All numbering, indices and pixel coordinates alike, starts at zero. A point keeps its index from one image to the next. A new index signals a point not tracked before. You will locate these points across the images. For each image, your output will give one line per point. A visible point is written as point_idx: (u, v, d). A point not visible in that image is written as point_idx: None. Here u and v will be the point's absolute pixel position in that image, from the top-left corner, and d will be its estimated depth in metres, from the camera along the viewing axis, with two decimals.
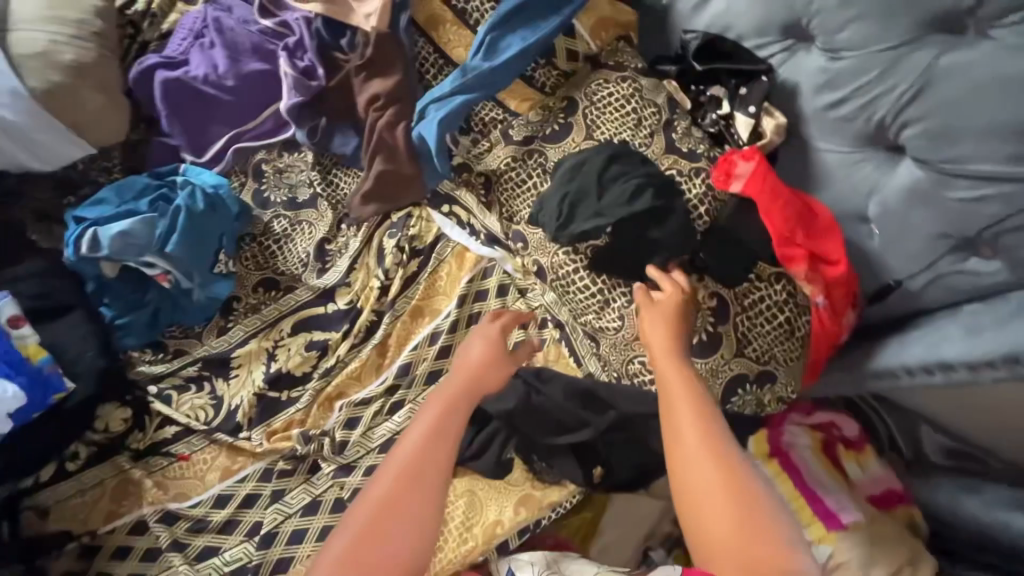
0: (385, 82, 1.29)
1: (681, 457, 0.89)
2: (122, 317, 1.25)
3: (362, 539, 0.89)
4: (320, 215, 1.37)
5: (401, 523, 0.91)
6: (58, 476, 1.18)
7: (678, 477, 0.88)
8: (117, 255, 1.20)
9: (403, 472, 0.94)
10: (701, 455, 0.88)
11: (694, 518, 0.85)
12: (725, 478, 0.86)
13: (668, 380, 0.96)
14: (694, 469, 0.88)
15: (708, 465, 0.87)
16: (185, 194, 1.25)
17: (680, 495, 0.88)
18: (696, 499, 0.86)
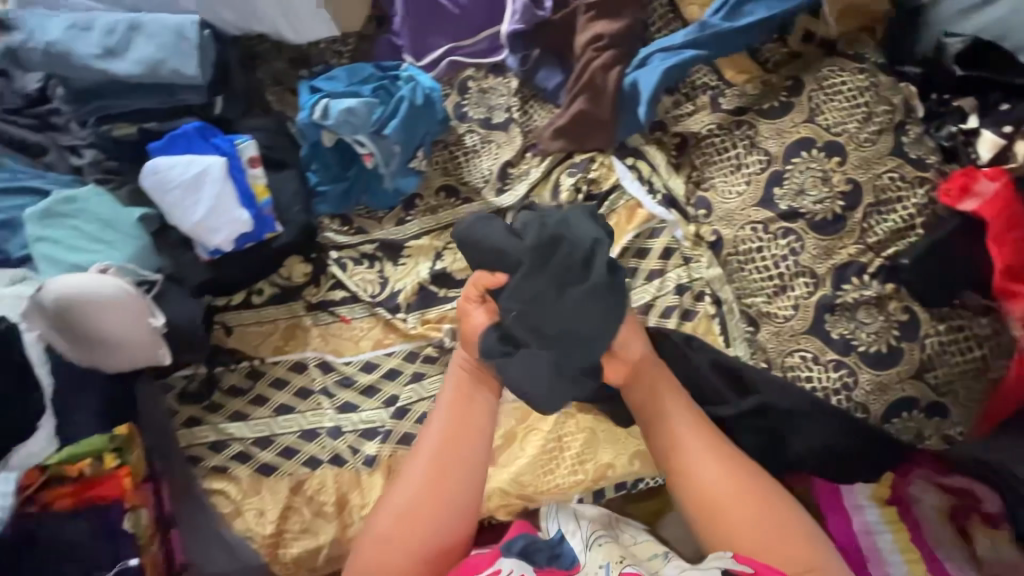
0: (612, 26, 1.32)
1: (686, 470, 0.99)
2: (324, 186, 1.36)
3: (423, 486, 0.98)
4: (510, 139, 1.43)
5: (453, 458, 1.00)
6: (244, 305, 1.34)
7: (692, 493, 0.98)
8: (338, 128, 1.31)
9: (450, 415, 1.03)
10: (701, 461, 0.99)
11: (724, 526, 0.94)
12: (733, 478, 0.97)
13: (659, 397, 1.05)
14: (701, 477, 0.98)
15: (713, 468, 0.98)
16: (408, 88, 1.34)
17: (697, 506, 0.97)
18: (715, 506, 0.96)
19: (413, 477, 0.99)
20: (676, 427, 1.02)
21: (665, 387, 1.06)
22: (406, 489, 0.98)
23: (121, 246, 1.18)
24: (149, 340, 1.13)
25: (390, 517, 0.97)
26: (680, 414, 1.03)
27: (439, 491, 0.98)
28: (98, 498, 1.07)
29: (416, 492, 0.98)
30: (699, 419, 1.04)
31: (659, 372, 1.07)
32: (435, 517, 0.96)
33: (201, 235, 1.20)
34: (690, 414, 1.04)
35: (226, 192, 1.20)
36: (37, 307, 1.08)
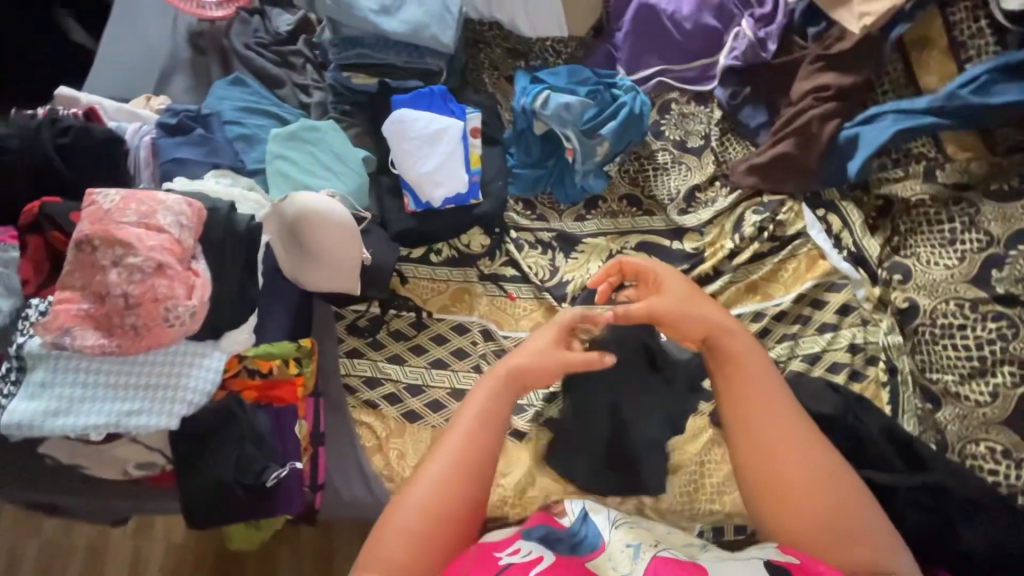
0: (839, 79, 1.34)
1: (761, 445, 0.92)
2: (521, 169, 1.44)
3: (452, 476, 0.91)
4: (701, 165, 1.46)
5: (487, 448, 0.94)
6: (422, 259, 1.40)
7: (758, 471, 0.92)
8: (552, 119, 1.38)
9: (480, 415, 0.96)
10: (777, 442, 0.92)
11: (781, 510, 0.89)
12: (809, 466, 0.90)
13: (744, 375, 0.96)
14: (771, 457, 0.91)
15: (789, 456, 0.91)
16: (628, 97, 1.41)
17: (763, 487, 0.91)
18: (778, 486, 0.90)
19: (448, 455, 0.93)
20: (756, 409, 0.94)
21: (749, 363, 0.98)
22: (433, 483, 0.90)
23: (345, 179, 1.29)
24: (354, 267, 1.21)
25: (416, 506, 0.89)
26: (765, 398, 0.95)
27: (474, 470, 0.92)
28: (277, 398, 1.15)
29: (445, 479, 0.90)
30: (788, 405, 0.96)
31: (750, 351, 0.99)
32: (465, 494, 0.91)
33: (424, 186, 1.29)
34: (777, 395, 0.96)
35: (455, 153, 1.30)
36: (275, 215, 1.19)
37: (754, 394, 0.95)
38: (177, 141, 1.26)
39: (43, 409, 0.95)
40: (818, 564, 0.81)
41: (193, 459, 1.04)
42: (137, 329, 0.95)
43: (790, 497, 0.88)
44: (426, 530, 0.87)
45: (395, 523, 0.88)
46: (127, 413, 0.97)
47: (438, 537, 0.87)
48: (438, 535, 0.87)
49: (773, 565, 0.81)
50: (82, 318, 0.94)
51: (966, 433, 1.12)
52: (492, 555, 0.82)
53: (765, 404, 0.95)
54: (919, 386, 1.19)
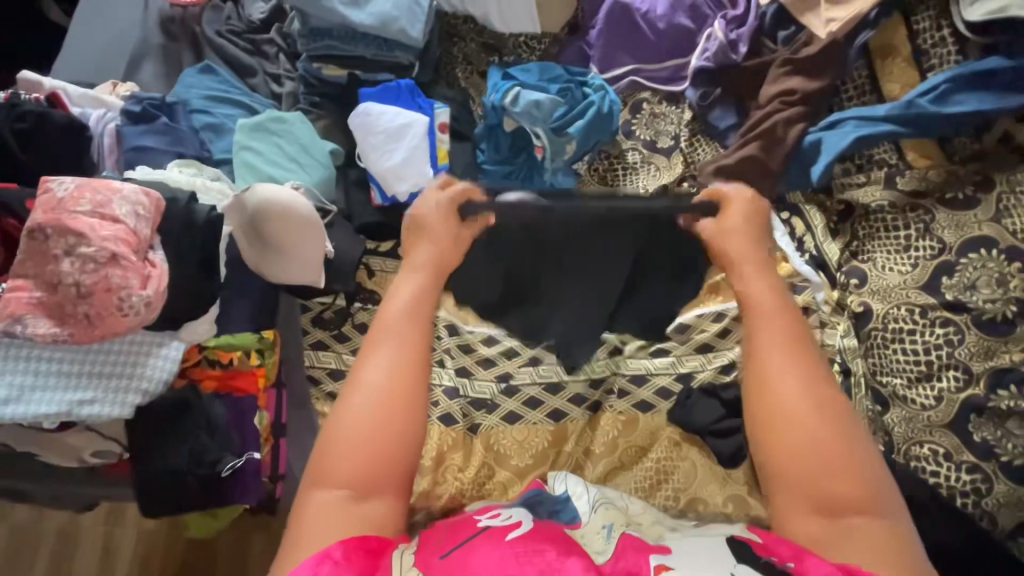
0: (806, 84, 1.34)
1: (763, 364, 0.75)
2: (490, 164, 1.44)
3: (379, 407, 0.74)
4: (670, 165, 1.47)
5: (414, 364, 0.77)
6: (389, 253, 1.39)
7: (757, 392, 0.74)
8: (521, 115, 1.39)
9: (402, 319, 0.79)
10: (777, 361, 0.74)
11: (773, 436, 0.72)
12: (812, 395, 0.72)
13: (753, 286, 0.81)
14: (771, 375, 0.74)
15: (790, 377, 0.73)
16: (598, 97, 1.41)
17: (759, 409, 0.74)
18: (773, 408, 0.72)
19: (383, 362, 0.76)
20: (763, 324, 0.77)
21: (758, 271, 0.82)
22: (366, 400, 0.74)
23: (310, 171, 1.29)
24: (316, 259, 1.21)
25: (362, 414, 0.73)
26: (776, 311, 0.77)
27: (408, 391, 0.75)
28: (237, 389, 1.16)
29: (375, 407, 0.74)
30: (796, 320, 0.77)
31: (762, 260, 0.83)
32: (416, 399, 0.76)
33: (388, 181, 1.27)
34: (787, 313, 0.78)
35: (421, 148, 1.28)
36: (236, 206, 1.19)
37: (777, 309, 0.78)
38: (141, 129, 1.25)
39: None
40: (782, 543, 0.68)
41: (146, 449, 1.04)
42: (89, 318, 0.95)
43: (784, 424, 0.71)
44: (371, 444, 0.73)
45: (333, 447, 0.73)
46: (80, 402, 0.97)
47: (384, 460, 0.73)
48: (382, 457, 0.73)
49: (735, 540, 0.69)
50: (34, 307, 0.94)
51: (912, 435, 1.14)
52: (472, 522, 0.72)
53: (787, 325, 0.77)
54: (870, 389, 1.21)
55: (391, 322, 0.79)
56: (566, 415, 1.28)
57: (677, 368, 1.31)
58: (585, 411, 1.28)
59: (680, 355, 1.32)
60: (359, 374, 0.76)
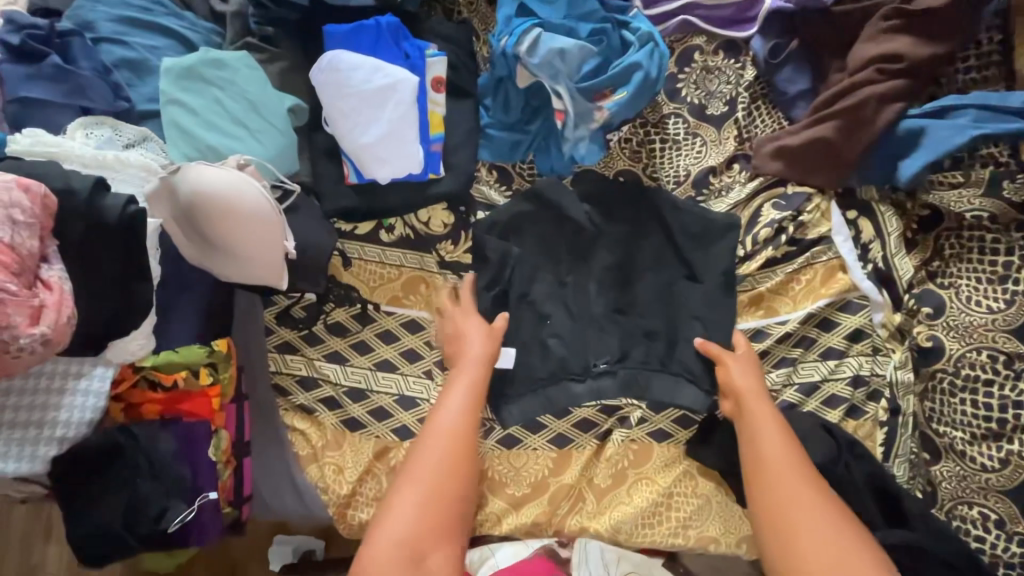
0: (915, 48, 1.04)
1: (774, 489, 0.88)
2: (496, 129, 1.13)
3: (421, 510, 0.85)
4: (720, 140, 1.19)
5: (458, 468, 0.90)
6: (369, 237, 1.16)
7: (765, 514, 0.88)
8: (541, 67, 1.05)
9: (449, 421, 0.93)
10: (787, 486, 0.88)
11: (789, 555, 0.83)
12: (826, 514, 0.85)
13: (758, 417, 0.96)
14: (784, 503, 0.87)
15: (812, 508, 0.85)
16: (643, 51, 1.08)
17: (774, 531, 0.86)
18: (789, 535, 0.84)
19: (432, 455, 0.89)
20: (773, 457, 0.91)
21: (765, 415, 0.96)
22: (422, 484, 0.87)
23: (264, 140, 0.98)
24: (278, 260, 0.95)
25: (394, 529, 0.84)
26: (775, 440, 0.92)
27: (461, 474, 0.90)
28: (186, 413, 0.96)
29: (441, 478, 0.88)
30: (798, 452, 0.92)
31: (761, 394, 0.99)
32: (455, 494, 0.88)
33: (363, 160, 0.98)
34: (796, 455, 0.91)
35: (408, 117, 0.98)
36: (164, 190, 0.91)
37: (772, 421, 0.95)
38: (27, 71, 0.93)
39: None
40: None
41: (75, 498, 0.88)
42: None
43: (805, 553, 0.82)
44: (431, 519, 0.85)
45: (385, 521, 0.85)
46: None
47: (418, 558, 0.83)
48: (433, 532, 0.85)
49: None
50: None
51: (960, 494, 1.02)
52: None
53: (783, 434, 0.94)
54: (920, 432, 1.08)
55: (442, 423, 0.93)
56: (573, 441, 1.14)
57: None
58: (593, 438, 1.14)
59: None
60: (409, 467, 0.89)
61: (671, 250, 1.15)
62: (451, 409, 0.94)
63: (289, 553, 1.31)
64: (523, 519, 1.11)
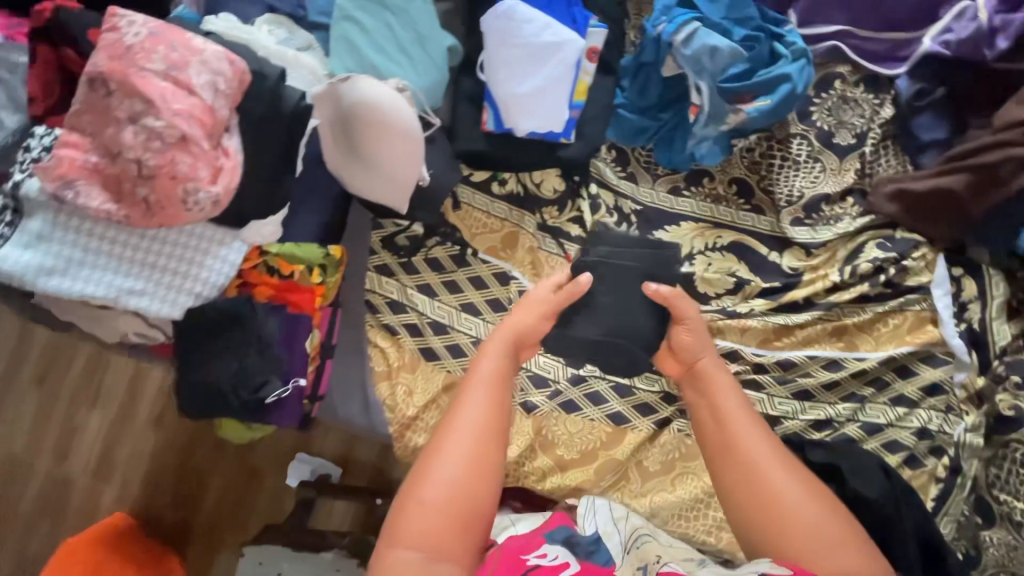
0: None
1: (747, 473, 0.83)
2: (627, 111, 1.18)
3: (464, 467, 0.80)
4: (840, 170, 1.20)
5: (491, 456, 0.82)
6: (484, 187, 1.23)
7: (740, 484, 0.83)
8: (690, 60, 1.09)
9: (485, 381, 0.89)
10: (743, 436, 0.86)
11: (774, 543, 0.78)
12: (780, 463, 0.83)
13: (716, 385, 0.93)
14: (763, 480, 0.81)
15: (759, 446, 0.84)
16: (795, 64, 1.10)
17: (749, 499, 0.81)
18: (752, 476, 0.82)
19: (478, 403, 0.86)
20: (735, 420, 0.88)
21: (730, 403, 0.90)
22: (462, 444, 0.82)
23: (421, 70, 1.04)
24: (407, 182, 1.00)
25: (446, 472, 0.79)
26: (747, 422, 0.87)
27: (494, 446, 0.83)
28: (291, 303, 1.03)
29: (472, 441, 0.82)
30: (756, 416, 0.89)
31: (721, 372, 0.95)
32: (489, 475, 0.81)
33: (507, 109, 1.03)
34: (767, 437, 0.86)
35: (561, 79, 1.03)
36: (329, 96, 0.98)
37: (735, 391, 0.93)
38: None
39: (35, 264, 0.81)
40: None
41: (191, 355, 0.96)
42: (148, 204, 0.80)
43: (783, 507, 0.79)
44: (462, 480, 0.79)
45: (431, 476, 0.79)
46: (128, 292, 0.86)
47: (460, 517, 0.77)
48: (459, 520, 0.77)
49: None
50: (88, 172, 0.79)
51: (1005, 561, 1.05)
52: (522, 556, 0.75)
53: (733, 395, 0.92)
54: (977, 496, 1.09)
55: (469, 410, 0.85)
56: (630, 421, 1.17)
57: (765, 407, 1.16)
58: (650, 423, 1.17)
59: (772, 396, 1.17)
60: (476, 366, 0.91)
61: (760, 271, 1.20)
62: (693, 347, 0.99)
63: (307, 471, 1.47)
64: (566, 481, 1.16)
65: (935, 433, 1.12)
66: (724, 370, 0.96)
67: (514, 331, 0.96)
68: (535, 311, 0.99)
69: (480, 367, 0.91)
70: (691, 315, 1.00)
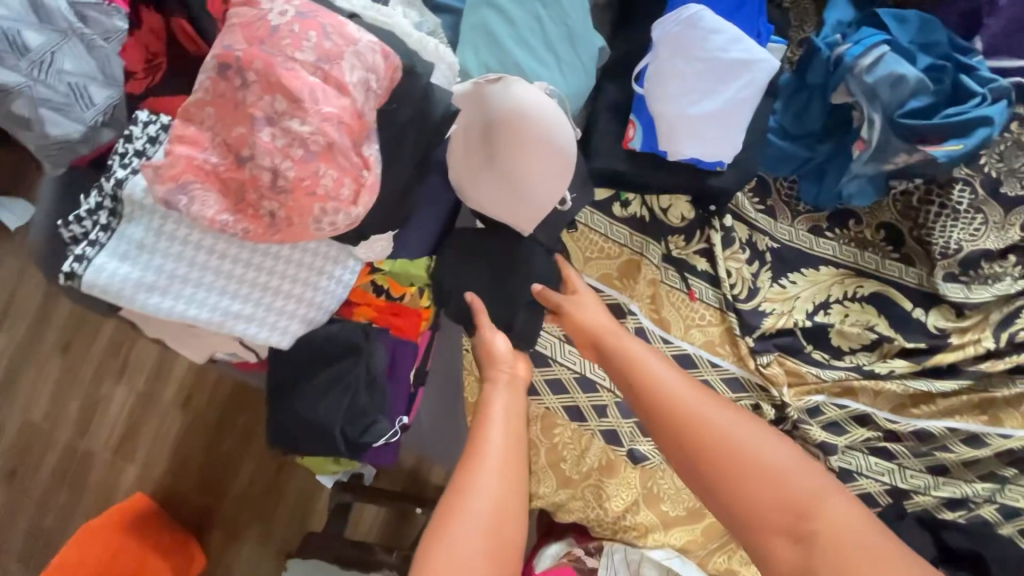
0: None
1: (683, 433, 0.68)
2: (777, 137, 1.05)
3: (495, 509, 0.66)
4: (1004, 224, 1.04)
5: (518, 499, 0.69)
6: (606, 208, 1.09)
7: (680, 453, 0.68)
8: (871, 89, 0.95)
9: (508, 430, 0.74)
10: (662, 394, 0.71)
11: (743, 509, 0.63)
12: (710, 409, 0.68)
13: (626, 345, 0.79)
14: (700, 432, 0.66)
15: (684, 393, 0.70)
16: (993, 108, 0.95)
17: (695, 468, 0.66)
18: (690, 441, 0.67)
19: (497, 440, 0.72)
20: (660, 374, 0.73)
21: (645, 356, 0.76)
22: (487, 489, 0.67)
23: (569, 76, 0.91)
24: (545, 207, 0.89)
25: (472, 520, 0.65)
26: (663, 367, 0.73)
27: (520, 484, 0.70)
28: (396, 327, 0.91)
29: (500, 484, 0.68)
30: (675, 366, 0.75)
31: (620, 330, 0.82)
32: (518, 520, 0.68)
33: (672, 126, 0.89)
34: (690, 380, 0.72)
35: (736, 102, 0.91)
36: (472, 98, 0.84)
37: (637, 343, 0.79)
38: None
39: (134, 278, 0.68)
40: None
41: (300, 384, 0.86)
42: (273, 219, 0.66)
43: (732, 462, 0.64)
44: (499, 520, 0.66)
45: (456, 521, 0.65)
46: (236, 316, 0.74)
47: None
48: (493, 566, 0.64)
49: None
50: (205, 175, 0.65)
51: None
52: None
53: (635, 341, 0.79)
54: None
55: (490, 452, 0.70)
56: None
57: (894, 478, 1.06)
58: None
59: (903, 467, 1.07)
60: (490, 406, 0.77)
61: (903, 329, 1.09)
62: (588, 317, 0.86)
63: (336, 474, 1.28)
64: (669, 541, 1.06)
65: None
66: (618, 325, 0.83)
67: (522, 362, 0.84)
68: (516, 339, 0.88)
69: (493, 411, 0.76)
70: (584, 296, 0.90)
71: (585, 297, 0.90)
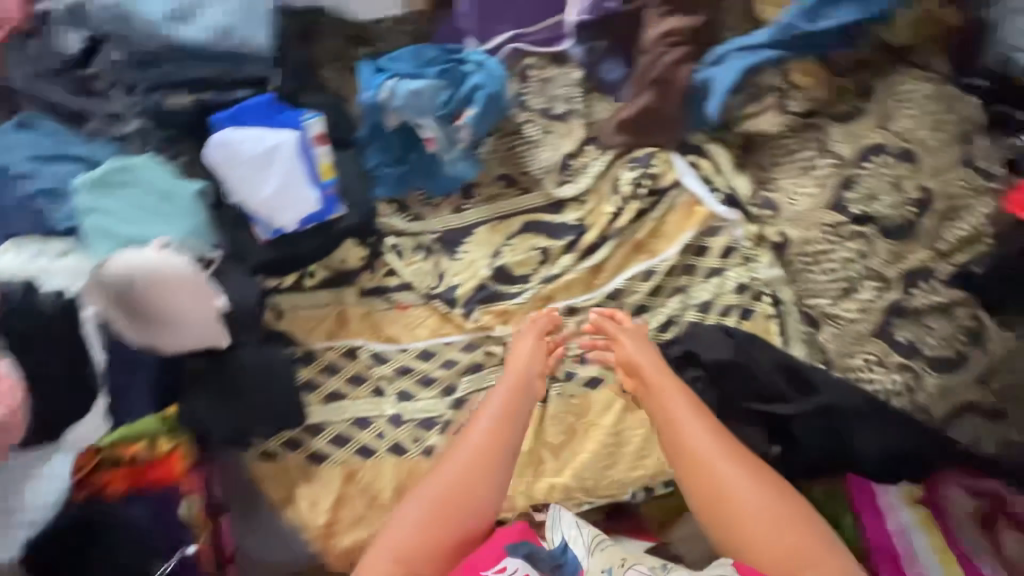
0: (685, 22, 1.35)
1: (711, 484, 0.99)
2: (382, 168, 1.34)
3: (438, 501, 0.98)
4: (570, 130, 1.42)
5: (478, 485, 1.00)
6: (296, 287, 1.28)
7: (707, 502, 0.98)
8: (403, 109, 1.28)
9: (484, 438, 1.04)
10: (724, 467, 0.99)
11: (732, 531, 0.94)
12: (752, 481, 0.98)
13: (673, 412, 1.07)
14: (723, 486, 0.98)
15: (727, 468, 0.99)
16: (484, 74, 1.33)
17: (709, 500, 0.98)
18: (713, 492, 0.98)
19: (460, 455, 1.02)
20: (696, 443, 1.02)
21: (689, 416, 1.06)
22: (454, 466, 1.01)
23: (175, 222, 1.13)
24: (210, 317, 1.06)
25: (409, 519, 0.96)
26: (701, 434, 1.03)
27: (495, 464, 1.02)
28: (156, 481, 1.06)
29: (461, 469, 1.00)
30: (713, 430, 1.05)
31: (675, 386, 1.11)
32: (481, 491, 0.99)
33: (273, 211, 1.22)
34: (719, 439, 1.03)
35: (296, 170, 1.23)
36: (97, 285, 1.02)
37: (705, 416, 1.07)
38: None
39: None
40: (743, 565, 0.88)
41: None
42: None
43: (742, 507, 0.95)
44: (449, 500, 0.98)
45: (393, 526, 0.96)
46: None
47: (438, 548, 0.95)
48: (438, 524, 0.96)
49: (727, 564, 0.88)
50: None
51: (846, 348, 1.21)
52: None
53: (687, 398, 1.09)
54: (802, 312, 1.27)
55: (463, 447, 1.03)
56: None
57: None
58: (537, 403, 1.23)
59: None
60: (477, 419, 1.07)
61: (556, 233, 1.36)
62: (637, 355, 1.16)
63: None
64: None
65: (760, 285, 1.29)
66: (666, 373, 1.13)
67: (520, 374, 1.14)
68: (530, 345, 1.19)
69: (480, 423, 1.06)
70: (628, 332, 1.20)
71: (633, 336, 1.20)
